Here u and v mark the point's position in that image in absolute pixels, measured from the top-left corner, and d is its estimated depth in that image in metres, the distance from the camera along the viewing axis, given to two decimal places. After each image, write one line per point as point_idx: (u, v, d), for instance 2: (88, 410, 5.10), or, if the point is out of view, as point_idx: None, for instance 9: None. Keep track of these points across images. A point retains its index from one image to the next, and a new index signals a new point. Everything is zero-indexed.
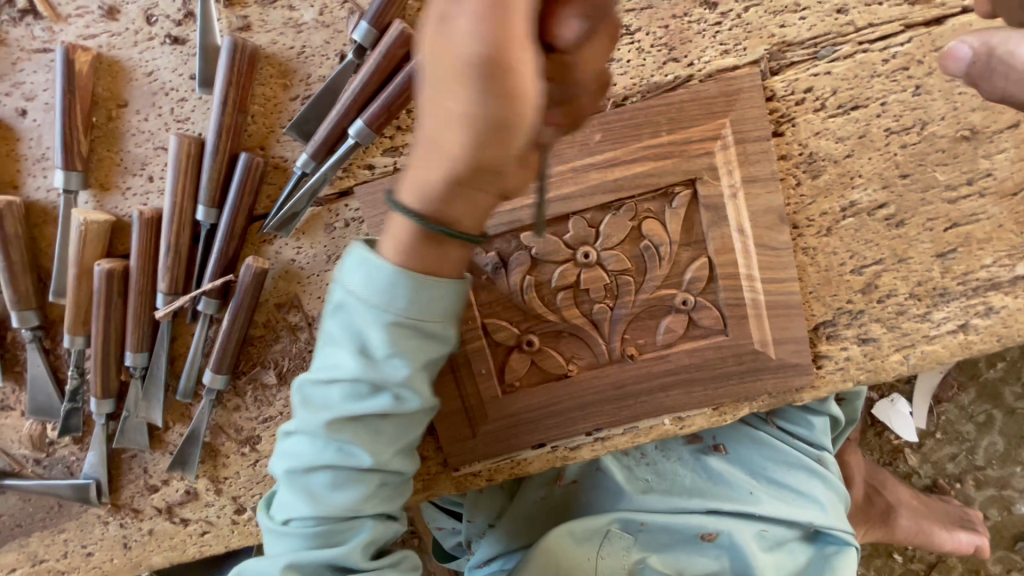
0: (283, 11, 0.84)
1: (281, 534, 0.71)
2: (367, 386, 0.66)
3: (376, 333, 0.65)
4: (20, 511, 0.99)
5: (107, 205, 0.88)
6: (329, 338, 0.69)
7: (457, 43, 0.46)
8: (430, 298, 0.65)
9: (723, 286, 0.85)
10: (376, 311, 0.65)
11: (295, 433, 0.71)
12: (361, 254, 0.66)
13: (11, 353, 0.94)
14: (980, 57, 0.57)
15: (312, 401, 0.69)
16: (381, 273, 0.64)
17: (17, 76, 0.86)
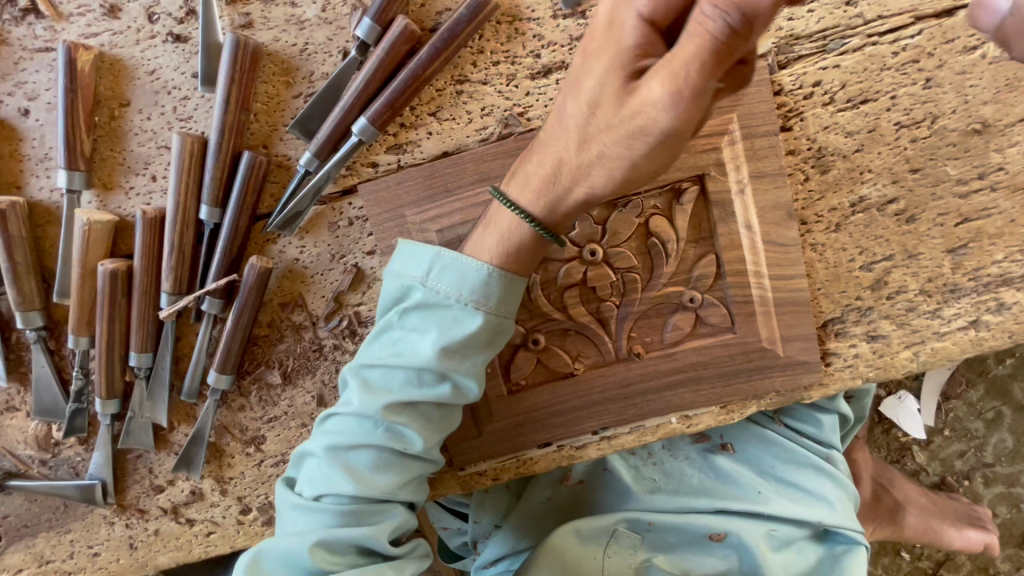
0: (285, 8, 0.83)
1: (309, 510, 0.70)
2: (431, 374, 0.69)
3: (459, 325, 0.68)
4: (26, 511, 0.99)
5: (110, 205, 0.87)
6: (401, 322, 0.70)
7: (647, 105, 0.56)
8: (512, 299, 0.70)
9: (731, 283, 0.84)
10: (464, 306, 0.68)
11: (342, 411, 0.71)
12: (443, 251, 0.69)
13: (15, 354, 0.94)
14: None
15: (370, 382, 0.70)
16: (475, 271, 0.68)
17: (20, 75, 0.85)
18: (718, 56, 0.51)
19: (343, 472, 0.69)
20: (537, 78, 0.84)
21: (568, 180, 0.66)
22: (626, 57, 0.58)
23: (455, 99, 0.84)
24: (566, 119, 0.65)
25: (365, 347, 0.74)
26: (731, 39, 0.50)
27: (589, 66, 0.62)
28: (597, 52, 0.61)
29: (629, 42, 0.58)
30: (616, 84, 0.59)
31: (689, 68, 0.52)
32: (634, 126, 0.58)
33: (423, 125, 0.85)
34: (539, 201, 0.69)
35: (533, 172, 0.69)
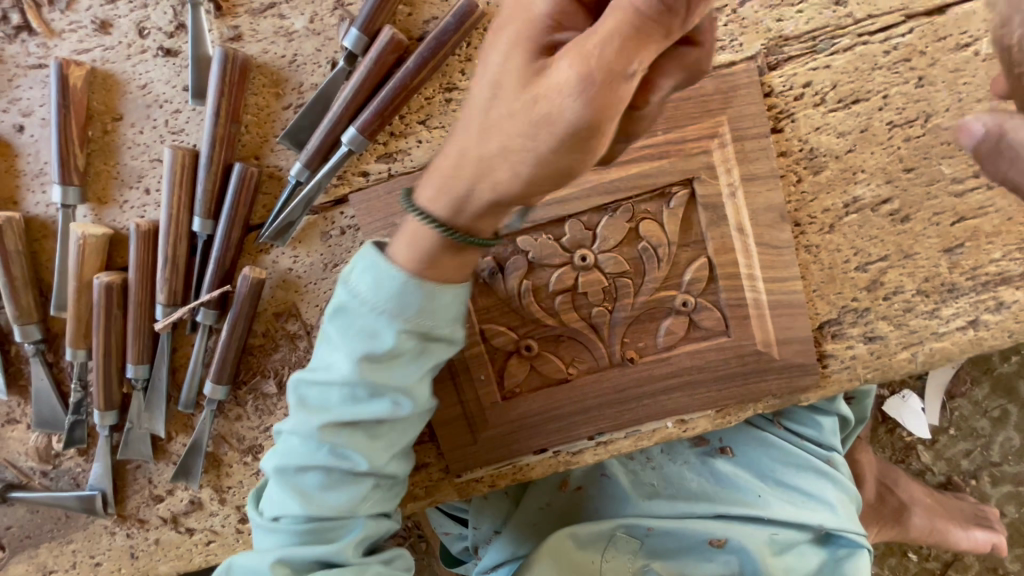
0: (274, 20, 0.83)
1: (269, 531, 0.72)
2: (366, 391, 0.68)
3: (385, 335, 0.66)
4: (29, 523, 1.00)
5: (105, 218, 0.88)
6: (328, 339, 0.69)
7: (555, 86, 0.49)
8: (440, 305, 0.67)
9: (724, 286, 0.84)
10: (385, 318, 0.66)
11: (288, 432, 0.71)
12: (372, 258, 0.67)
13: (15, 367, 0.95)
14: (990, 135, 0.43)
15: (307, 401, 0.70)
16: (394, 278, 0.65)
17: (14, 92, 0.86)
18: (637, 33, 0.47)
19: (293, 493, 0.70)
20: None
21: (473, 174, 0.58)
22: (536, 32, 0.53)
23: (443, 107, 0.84)
24: (471, 101, 0.57)
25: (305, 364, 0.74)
26: (653, 14, 0.47)
27: (494, 46, 0.55)
28: (507, 25, 0.55)
29: (538, 13, 0.53)
30: (523, 64, 0.52)
31: (603, 49, 0.47)
32: (541, 116, 0.51)
33: (413, 133, 0.85)
34: (445, 205, 0.62)
35: (442, 168, 0.61)
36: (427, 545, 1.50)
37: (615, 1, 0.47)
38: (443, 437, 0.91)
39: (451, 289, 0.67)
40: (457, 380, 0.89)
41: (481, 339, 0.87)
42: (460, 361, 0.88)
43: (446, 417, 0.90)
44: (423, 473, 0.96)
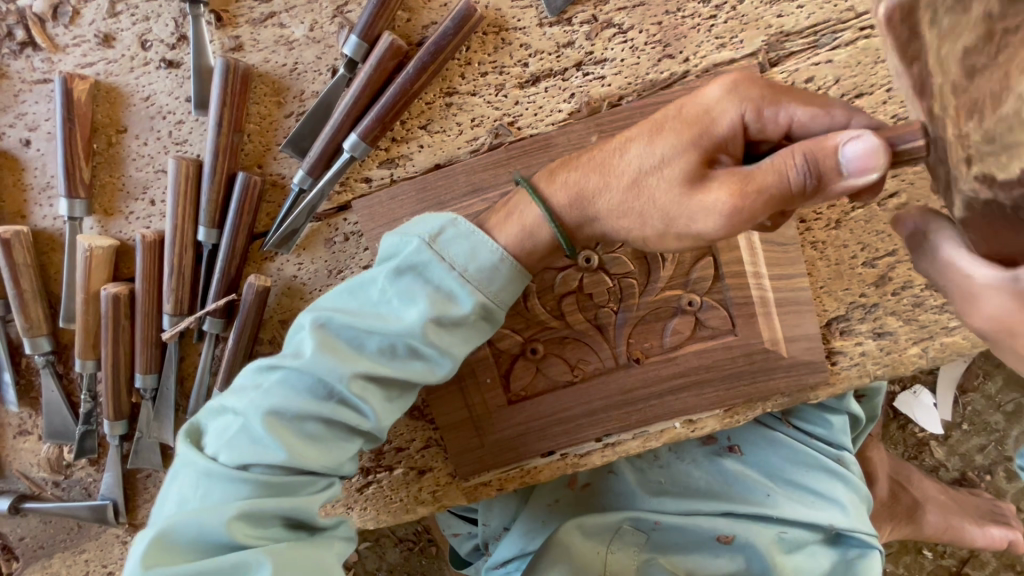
0: (274, 29, 0.84)
1: (227, 479, 0.65)
2: (408, 348, 0.68)
3: (455, 304, 0.67)
4: (41, 533, 1.01)
5: (111, 230, 0.89)
6: (388, 284, 0.67)
7: (704, 203, 0.57)
8: (511, 286, 0.69)
9: (730, 284, 0.83)
10: (466, 285, 0.66)
11: (299, 374, 0.66)
12: (469, 226, 0.68)
13: (26, 379, 0.96)
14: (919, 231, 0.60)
15: (337, 344, 0.67)
16: (487, 254, 0.67)
17: (20, 107, 0.87)
18: (781, 200, 0.55)
19: (278, 437, 0.64)
20: (525, 86, 0.83)
21: (601, 211, 0.65)
22: (711, 134, 0.59)
23: (444, 111, 0.85)
24: (626, 159, 0.62)
25: (334, 298, 0.70)
26: (798, 193, 0.55)
27: (668, 125, 0.60)
28: (688, 120, 0.60)
29: (721, 134, 0.59)
30: (692, 163, 0.58)
31: (756, 192, 0.55)
32: (685, 213, 0.59)
33: (414, 138, 0.85)
34: (572, 214, 0.66)
35: (570, 183, 0.66)
36: (437, 549, 1.51)
37: (782, 152, 0.54)
38: (450, 440, 0.91)
39: (524, 279, 0.69)
40: (464, 385, 0.89)
41: (486, 342, 0.87)
42: (466, 365, 0.88)
43: (452, 419, 0.90)
44: (431, 476, 0.96)
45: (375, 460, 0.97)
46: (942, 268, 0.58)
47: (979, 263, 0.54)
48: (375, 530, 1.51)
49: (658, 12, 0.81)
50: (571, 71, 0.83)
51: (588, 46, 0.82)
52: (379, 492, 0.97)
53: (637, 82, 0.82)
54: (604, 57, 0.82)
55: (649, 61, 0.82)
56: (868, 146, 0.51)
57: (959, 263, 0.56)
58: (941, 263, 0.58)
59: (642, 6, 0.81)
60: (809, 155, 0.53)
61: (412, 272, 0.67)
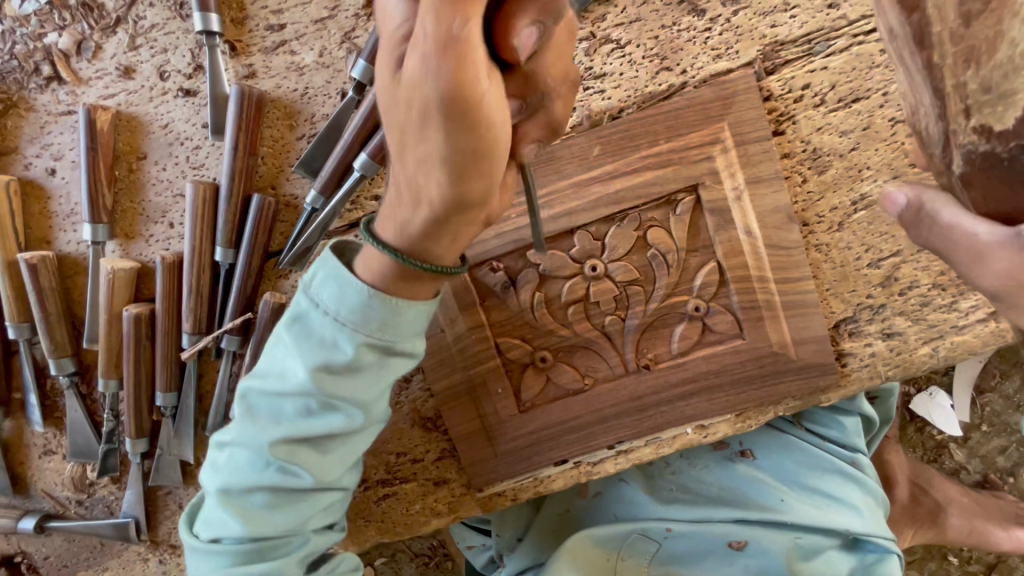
0: (286, 56, 0.87)
1: (210, 554, 0.71)
2: (316, 403, 0.66)
3: (341, 349, 0.65)
4: (66, 552, 1.03)
5: (132, 253, 0.92)
6: (283, 343, 0.68)
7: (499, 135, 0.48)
8: (404, 319, 0.65)
9: (735, 289, 0.84)
10: (345, 330, 0.64)
11: (234, 444, 0.70)
12: (334, 268, 0.65)
13: (51, 400, 0.99)
14: (911, 206, 0.60)
15: (256, 412, 0.69)
16: (356, 294, 0.63)
17: (45, 138, 0.91)
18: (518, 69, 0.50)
19: (233, 513, 0.69)
20: None
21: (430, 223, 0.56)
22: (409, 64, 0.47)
23: None
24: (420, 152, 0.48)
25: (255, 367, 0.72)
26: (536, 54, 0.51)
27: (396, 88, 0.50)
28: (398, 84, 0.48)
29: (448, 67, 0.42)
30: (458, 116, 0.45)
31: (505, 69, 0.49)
32: (471, 195, 0.51)
33: None
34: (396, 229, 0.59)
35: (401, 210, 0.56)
36: (453, 563, 1.51)
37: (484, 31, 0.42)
38: (464, 450, 0.93)
39: (413, 306, 0.65)
40: (475, 395, 0.90)
41: (496, 352, 0.88)
42: (478, 375, 0.89)
43: (465, 430, 0.92)
44: (446, 489, 0.97)
45: (390, 472, 0.98)
46: (942, 231, 0.57)
47: (983, 223, 0.52)
48: (391, 546, 1.51)
49: (655, 27, 0.84)
50: None
51: (588, 62, 0.85)
52: (392, 505, 0.98)
53: (636, 95, 0.84)
54: (603, 71, 0.85)
55: (647, 75, 0.84)
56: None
57: (962, 224, 0.54)
58: (941, 227, 0.56)
59: (639, 21, 0.84)
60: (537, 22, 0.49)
61: (298, 327, 0.67)
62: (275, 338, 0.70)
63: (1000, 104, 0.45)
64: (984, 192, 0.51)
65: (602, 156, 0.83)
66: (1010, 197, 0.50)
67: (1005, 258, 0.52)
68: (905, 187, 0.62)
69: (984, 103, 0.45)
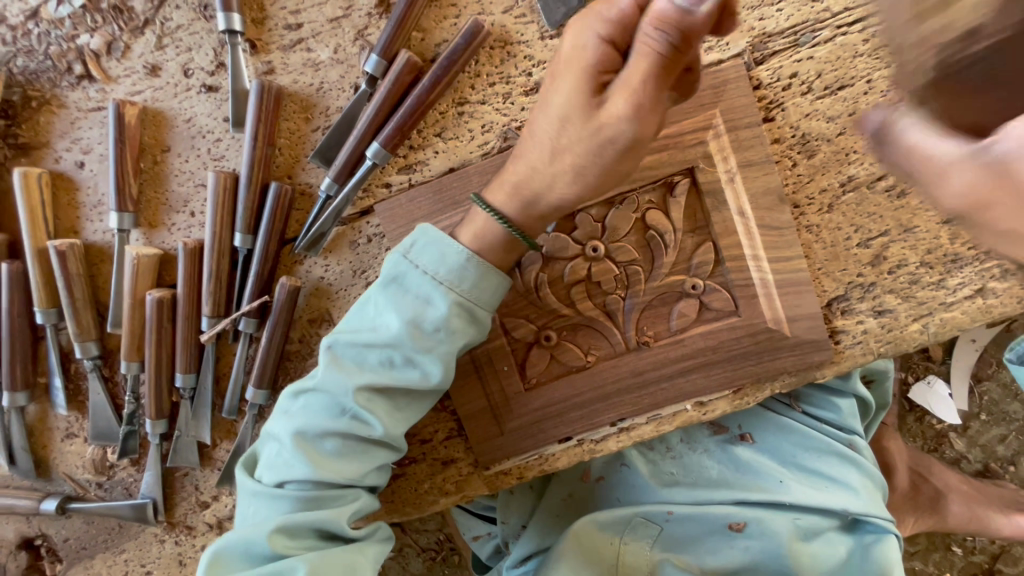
0: (302, 53, 0.93)
1: (270, 497, 0.75)
2: (401, 356, 0.75)
3: (435, 307, 0.74)
4: (84, 534, 1.06)
5: (155, 241, 0.97)
6: (379, 298, 0.76)
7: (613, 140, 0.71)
8: (489, 286, 0.76)
9: (730, 267, 0.88)
10: (440, 287, 0.74)
11: (316, 392, 0.76)
12: (434, 235, 0.76)
13: (75, 384, 1.03)
14: (884, 126, 0.51)
15: (343, 360, 0.75)
16: (457, 257, 0.74)
17: (76, 133, 0.96)
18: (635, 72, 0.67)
19: (304, 455, 0.74)
20: (530, 93, 0.91)
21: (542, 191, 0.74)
22: (590, 76, 0.66)
23: (457, 119, 0.92)
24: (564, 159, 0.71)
25: (341, 322, 0.79)
26: (671, 54, 0.59)
27: (559, 81, 0.69)
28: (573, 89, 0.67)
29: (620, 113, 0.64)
30: (584, 109, 0.67)
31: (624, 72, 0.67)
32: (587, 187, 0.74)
33: (429, 146, 0.93)
34: (515, 204, 0.75)
35: (512, 177, 0.76)
36: (459, 557, 1.53)
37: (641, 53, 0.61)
38: (470, 429, 0.96)
39: (494, 276, 0.76)
40: (482, 373, 0.93)
41: (502, 331, 0.92)
42: (484, 354, 0.93)
43: (472, 409, 0.95)
44: (453, 468, 1.00)
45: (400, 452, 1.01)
46: (910, 149, 0.46)
47: (941, 140, 0.43)
48: (398, 539, 1.53)
49: None
50: None
51: None
52: (402, 485, 1.01)
53: None
54: None
55: None
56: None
57: (928, 139, 0.44)
58: (906, 147, 0.46)
59: None
60: (659, 23, 0.58)
61: (395, 283, 0.76)
62: (369, 296, 0.78)
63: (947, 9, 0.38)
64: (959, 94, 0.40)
65: None
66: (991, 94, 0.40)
67: (964, 175, 0.40)
68: (882, 107, 0.52)
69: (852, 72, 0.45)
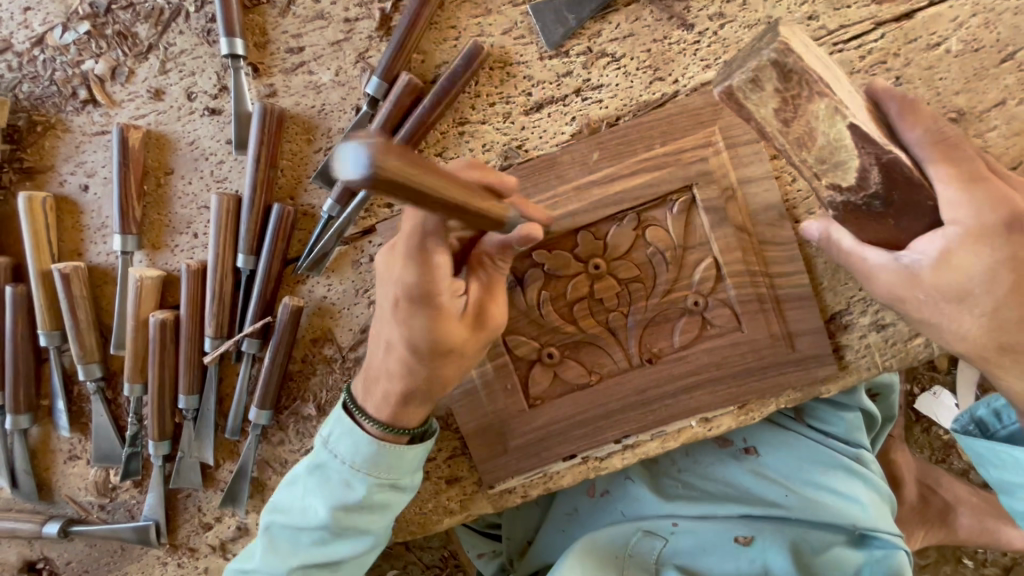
0: (304, 76, 0.94)
1: None
2: (332, 533, 0.82)
3: (355, 490, 0.81)
4: (87, 557, 1.06)
5: (158, 262, 0.98)
6: (305, 481, 0.83)
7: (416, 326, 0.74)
8: (403, 463, 0.82)
9: (732, 283, 0.88)
10: (358, 474, 0.81)
11: (260, 571, 0.85)
12: (346, 427, 0.81)
13: (77, 406, 1.02)
14: (822, 236, 0.77)
15: (281, 540, 0.85)
16: (367, 446, 0.80)
17: (80, 157, 0.97)
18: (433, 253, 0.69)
19: None
20: (530, 113, 0.92)
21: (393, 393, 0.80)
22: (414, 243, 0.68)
23: (457, 139, 0.93)
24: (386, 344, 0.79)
25: (276, 497, 0.87)
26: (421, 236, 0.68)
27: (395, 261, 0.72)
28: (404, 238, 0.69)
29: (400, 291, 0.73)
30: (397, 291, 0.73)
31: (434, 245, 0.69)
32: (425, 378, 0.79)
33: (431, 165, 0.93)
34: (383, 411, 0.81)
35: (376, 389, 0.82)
36: None
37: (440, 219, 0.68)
38: (474, 448, 0.95)
39: (404, 455, 0.82)
40: (485, 392, 0.93)
41: (505, 350, 0.92)
42: (487, 372, 0.93)
43: (475, 427, 0.95)
44: (457, 486, 0.99)
45: None
46: (845, 255, 0.74)
47: (873, 250, 0.70)
48: (402, 558, 1.51)
49: (647, 40, 0.90)
50: (570, 97, 0.91)
51: (585, 74, 0.91)
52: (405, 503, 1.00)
53: (631, 103, 0.90)
54: (600, 83, 0.91)
55: (641, 84, 0.90)
56: (368, 151, 0.41)
57: (856, 252, 0.72)
58: (846, 254, 0.74)
59: (632, 35, 0.90)
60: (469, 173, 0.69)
61: (318, 471, 0.83)
62: (296, 476, 0.85)
63: (837, 170, 0.63)
64: (857, 223, 0.68)
65: (601, 161, 0.88)
66: (886, 231, 0.68)
67: (888, 276, 0.70)
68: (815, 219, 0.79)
69: (825, 169, 0.63)
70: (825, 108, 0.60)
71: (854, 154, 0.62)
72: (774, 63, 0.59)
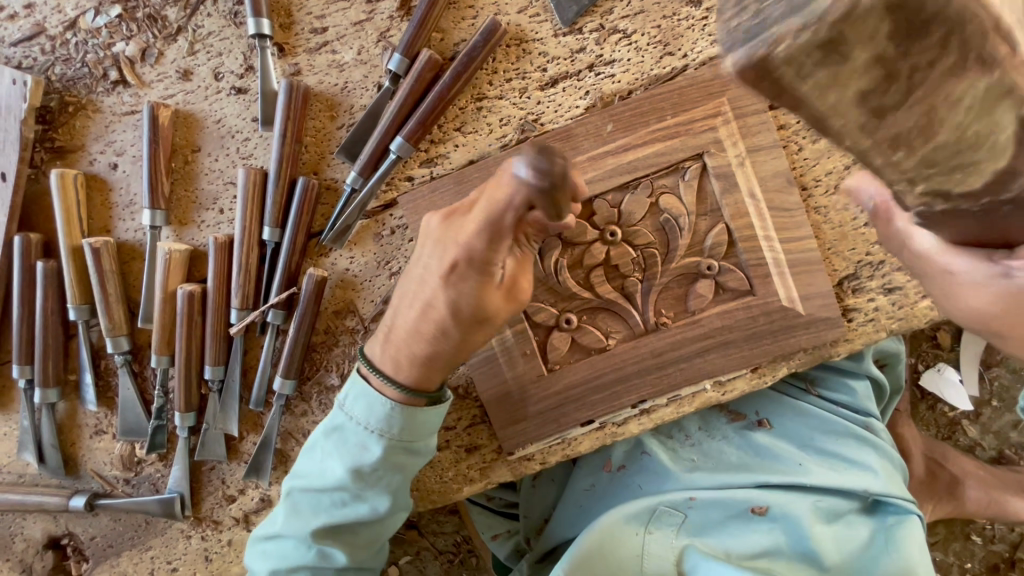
0: (327, 55, 0.97)
1: None
2: (350, 494, 0.84)
3: (370, 451, 0.83)
4: (111, 532, 1.07)
5: (185, 237, 1.01)
6: (325, 444, 0.86)
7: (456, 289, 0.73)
8: (420, 426, 0.84)
9: (743, 249, 0.91)
10: (372, 434, 0.82)
11: (286, 535, 0.87)
12: (360, 388, 0.84)
13: (104, 380, 1.05)
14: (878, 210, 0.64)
15: (302, 505, 0.86)
16: (382, 406, 0.82)
17: (109, 136, 1.01)
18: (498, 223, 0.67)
19: None
20: (545, 88, 0.96)
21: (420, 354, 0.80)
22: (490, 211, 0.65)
23: (475, 114, 0.97)
24: (416, 305, 0.79)
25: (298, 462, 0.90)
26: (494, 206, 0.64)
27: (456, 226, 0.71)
28: (476, 213, 0.69)
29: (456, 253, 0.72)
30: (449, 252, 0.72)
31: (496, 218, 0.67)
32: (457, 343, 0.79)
33: (451, 139, 0.97)
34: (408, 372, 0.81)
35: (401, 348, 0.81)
36: (477, 561, 1.53)
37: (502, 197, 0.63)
38: (494, 415, 0.98)
39: (418, 415, 0.83)
40: (505, 359, 0.96)
41: (523, 317, 0.95)
42: (506, 339, 0.96)
43: (495, 394, 0.97)
44: (478, 453, 1.01)
45: None
46: (917, 254, 0.59)
47: (964, 258, 0.53)
48: (415, 544, 1.52)
49: (657, 17, 0.94)
50: (584, 73, 0.95)
51: (598, 50, 0.95)
52: (426, 473, 1.02)
53: (643, 77, 0.94)
54: (612, 58, 0.94)
55: (652, 59, 0.94)
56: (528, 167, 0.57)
57: (938, 257, 0.56)
58: (919, 252, 0.59)
59: (642, 12, 0.94)
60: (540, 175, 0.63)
61: (336, 432, 0.85)
62: (315, 440, 0.88)
63: (958, 173, 0.38)
64: (960, 228, 0.48)
65: (615, 132, 0.91)
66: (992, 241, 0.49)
67: (981, 293, 0.55)
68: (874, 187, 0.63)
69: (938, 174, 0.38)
70: (980, 90, 0.32)
71: (996, 153, 0.36)
72: (893, 4, 0.28)
